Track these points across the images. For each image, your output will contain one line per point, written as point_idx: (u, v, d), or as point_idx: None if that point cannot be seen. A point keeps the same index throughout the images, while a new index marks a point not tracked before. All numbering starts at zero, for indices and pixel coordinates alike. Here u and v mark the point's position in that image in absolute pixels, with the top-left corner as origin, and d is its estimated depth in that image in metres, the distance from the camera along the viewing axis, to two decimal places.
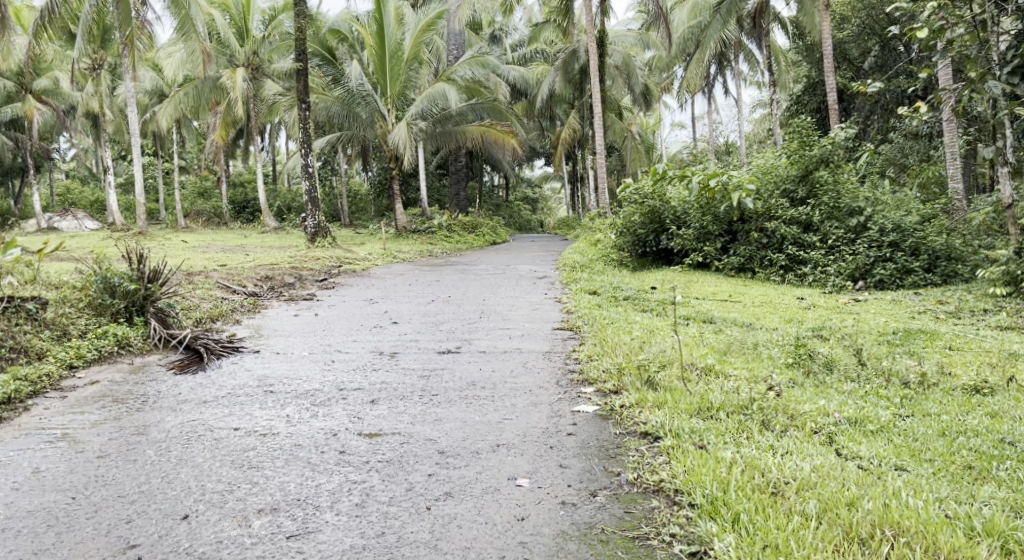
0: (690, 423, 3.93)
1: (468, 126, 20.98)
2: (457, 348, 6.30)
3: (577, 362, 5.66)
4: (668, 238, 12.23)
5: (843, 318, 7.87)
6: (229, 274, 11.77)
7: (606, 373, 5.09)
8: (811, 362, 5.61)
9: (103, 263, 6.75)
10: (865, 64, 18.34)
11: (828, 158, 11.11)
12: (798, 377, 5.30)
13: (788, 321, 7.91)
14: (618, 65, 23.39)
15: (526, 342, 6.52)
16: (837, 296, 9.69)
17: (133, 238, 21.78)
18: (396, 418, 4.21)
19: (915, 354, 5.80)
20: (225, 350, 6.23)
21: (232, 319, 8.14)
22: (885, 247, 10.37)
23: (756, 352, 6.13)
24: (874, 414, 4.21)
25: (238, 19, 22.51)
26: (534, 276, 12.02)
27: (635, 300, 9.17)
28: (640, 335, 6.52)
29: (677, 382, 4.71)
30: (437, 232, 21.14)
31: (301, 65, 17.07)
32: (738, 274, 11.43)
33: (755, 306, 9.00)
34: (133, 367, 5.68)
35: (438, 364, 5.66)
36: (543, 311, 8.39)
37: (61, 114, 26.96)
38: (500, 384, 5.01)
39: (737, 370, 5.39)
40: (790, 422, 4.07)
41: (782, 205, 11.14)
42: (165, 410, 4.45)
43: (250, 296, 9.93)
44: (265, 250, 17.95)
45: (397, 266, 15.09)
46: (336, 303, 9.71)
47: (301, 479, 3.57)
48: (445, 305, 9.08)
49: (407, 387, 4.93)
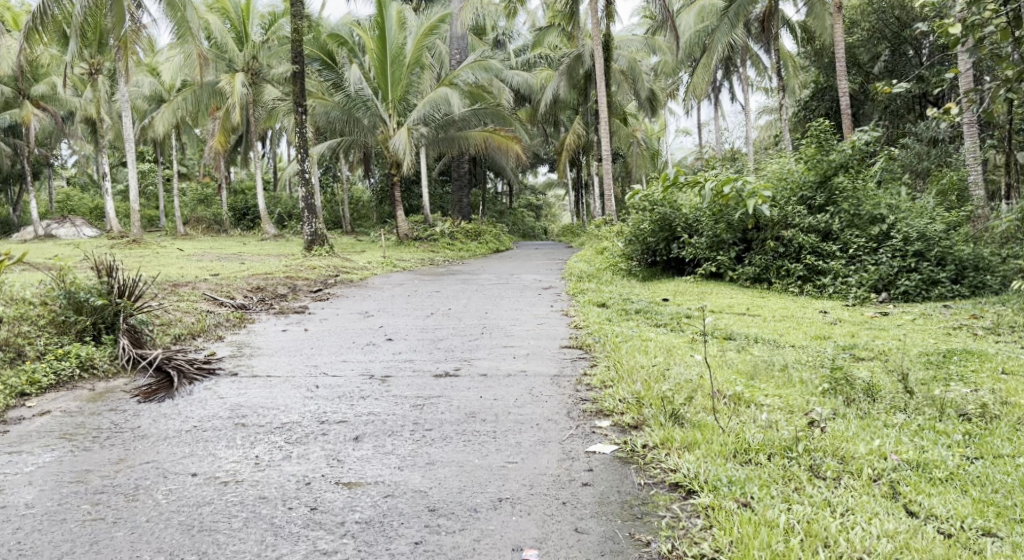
0: (728, 471, 3.39)
1: (470, 131, 20.36)
2: (456, 371, 5.70)
3: (589, 390, 5.05)
4: (679, 247, 11.64)
5: (874, 335, 7.26)
6: (219, 284, 11.21)
7: (624, 403, 4.50)
8: (851, 390, 5.02)
9: (68, 276, 6.22)
10: (875, 69, 17.78)
11: (848, 164, 10.50)
12: (838, 406, 4.72)
13: (815, 337, 7.32)
14: (624, 69, 22.84)
15: (532, 364, 5.90)
16: (862, 309, 9.08)
17: (128, 246, 21.24)
18: (382, 461, 3.63)
19: (967, 377, 5.20)
20: (199, 373, 5.65)
21: (213, 336, 7.59)
22: (909, 257, 9.77)
23: (785, 376, 5.54)
24: (943, 455, 3.61)
25: (237, 24, 22.04)
26: (539, 286, 11.43)
27: (647, 312, 8.59)
28: (657, 356, 5.93)
29: (707, 416, 4.10)
30: (439, 240, 20.57)
31: (297, 68, 16.52)
32: (753, 285, 10.84)
33: (776, 321, 8.39)
34: (94, 393, 5.11)
35: (436, 391, 5.05)
36: (549, 326, 7.80)
37: (59, 121, 26.49)
38: (503, 417, 4.41)
39: (770, 397, 4.80)
40: (845, 467, 3.50)
41: (799, 212, 10.55)
42: (114, 448, 3.87)
43: (237, 310, 9.35)
44: (261, 258, 17.43)
45: (395, 276, 14.50)
46: (328, 316, 9.12)
47: (259, 549, 3.03)
48: (445, 319, 8.48)
49: (396, 420, 4.33)
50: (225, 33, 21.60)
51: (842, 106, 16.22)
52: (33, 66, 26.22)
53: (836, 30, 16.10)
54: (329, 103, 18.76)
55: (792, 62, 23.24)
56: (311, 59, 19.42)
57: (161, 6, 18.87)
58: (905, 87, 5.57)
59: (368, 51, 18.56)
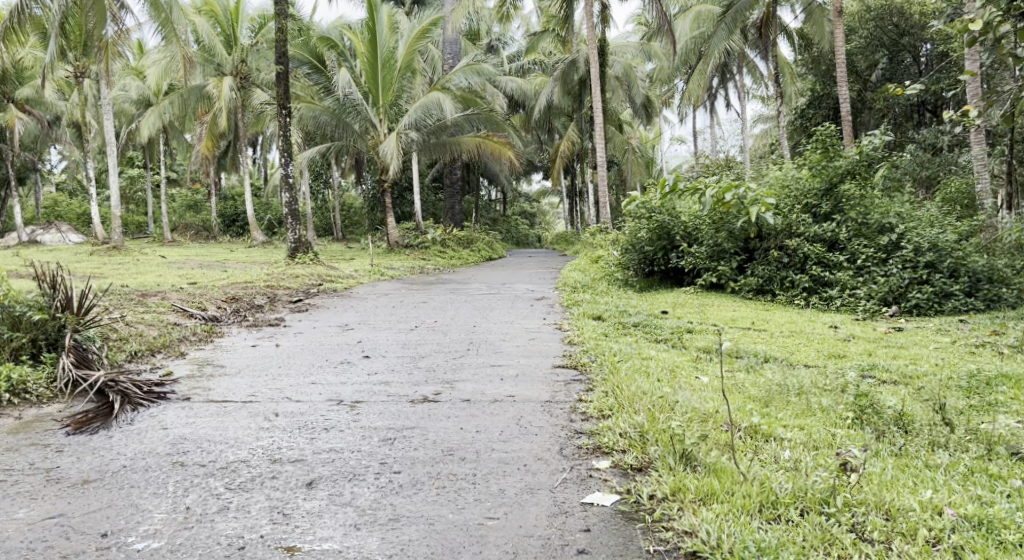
0: (755, 536, 3.01)
1: (462, 137, 19.72)
2: (436, 395, 5.09)
3: (585, 420, 4.47)
4: (678, 257, 11.07)
5: (895, 354, 6.68)
6: (191, 294, 10.59)
7: (626, 439, 3.91)
8: (880, 421, 4.46)
9: (7, 288, 5.69)
10: (873, 78, 17.30)
11: (855, 170, 9.96)
12: (871, 440, 4.16)
13: (830, 356, 6.73)
14: (619, 75, 22.27)
15: (521, 388, 5.27)
16: (873, 324, 8.47)
17: (109, 253, 20.57)
18: (336, 518, 3.20)
19: (1011, 407, 4.59)
20: (147, 397, 5.07)
21: (175, 351, 7.00)
22: (920, 268, 9.15)
23: (803, 402, 4.96)
24: (1008, 510, 3.10)
25: (225, 27, 21.45)
26: (531, 297, 10.84)
27: (646, 327, 8.00)
28: (660, 379, 5.33)
29: (726, 458, 3.53)
30: (430, 248, 19.98)
31: (281, 69, 15.88)
32: (756, 297, 10.22)
33: (784, 336, 7.81)
34: (21, 421, 4.52)
35: (410, 422, 4.42)
36: (540, 341, 7.21)
37: (44, 125, 25.88)
38: (485, 454, 3.80)
39: (791, 432, 4.24)
40: (890, 526, 3.06)
41: (804, 221, 10.00)
42: (19, 498, 3.37)
43: (207, 323, 8.75)
44: (244, 265, 16.81)
45: (382, 285, 13.91)
46: (305, 329, 8.51)
47: None
48: (428, 333, 7.87)
49: (360, 459, 3.74)
50: (213, 36, 20.99)
51: (845, 113, 15.69)
52: (17, 68, 25.57)
53: (837, 34, 15.60)
54: (318, 108, 18.09)
55: (789, 70, 22.73)
56: (299, 63, 18.81)
57: (145, 8, 18.27)
58: (918, 89, 5.36)
59: (358, 55, 18.00)
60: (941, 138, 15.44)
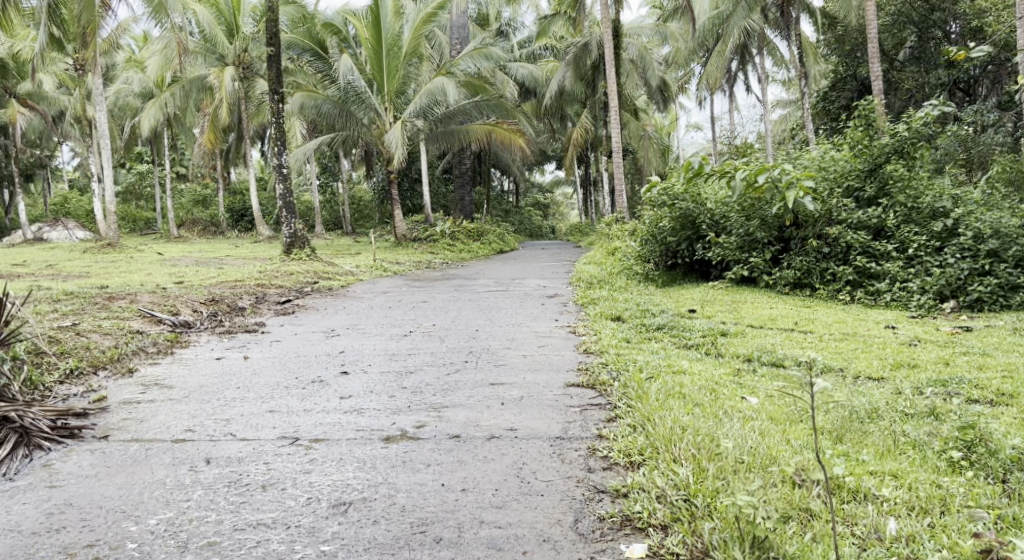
0: None
1: (471, 125, 18.56)
2: (420, 427, 4.08)
3: (606, 462, 3.49)
4: (703, 247, 9.88)
5: (975, 365, 5.50)
6: (169, 295, 9.54)
7: (667, 507, 3.12)
8: (996, 465, 3.42)
9: None
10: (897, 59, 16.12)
11: (903, 148, 8.62)
12: (996, 497, 3.18)
13: (894, 367, 5.55)
14: (633, 58, 20.96)
15: (527, 416, 4.21)
16: (936, 324, 7.24)
17: (103, 250, 19.53)
18: None
19: None
20: (56, 435, 4.08)
21: (123, 366, 5.97)
22: (981, 258, 7.87)
23: (887, 432, 3.84)
24: None
25: (226, 13, 19.66)
26: (542, 294, 9.73)
27: (672, 330, 6.86)
28: (704, 404, 4.26)
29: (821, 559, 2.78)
30: (439, 240, 18.89)
31: (272, 50, 14.72)
32: (793, 292, 8.98)
33: (836, 339, 6.65)
34: None
35: (376, 474, 3.41)
36: (550, 350, 6.12)
37: (45, 119, 24.93)
38: (470, 532, 3.04)
39: (882, 483, 3.23)
40: None
41: (846, 206, 8.79)
42: None
43: (176, 330, 7.72)
44: (240, 262, 15.87)
45: (384, 282, 12.87)
46: (283, 337, 7.43)
47: None
48: (423, 340, 6.79)
49: (303, 545, 2.97)
50: (214, 26, 19.46)
51: (876, 93, 14.26)
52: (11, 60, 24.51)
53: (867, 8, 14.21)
54: (321, 96, 16.67)
55: (810, 51, 21.32)
56: (300, 50, 17.64)
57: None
58: (986, 53, 4.40)
59: (362, 41, 16.88)
60: (979, 119, 14.18)
